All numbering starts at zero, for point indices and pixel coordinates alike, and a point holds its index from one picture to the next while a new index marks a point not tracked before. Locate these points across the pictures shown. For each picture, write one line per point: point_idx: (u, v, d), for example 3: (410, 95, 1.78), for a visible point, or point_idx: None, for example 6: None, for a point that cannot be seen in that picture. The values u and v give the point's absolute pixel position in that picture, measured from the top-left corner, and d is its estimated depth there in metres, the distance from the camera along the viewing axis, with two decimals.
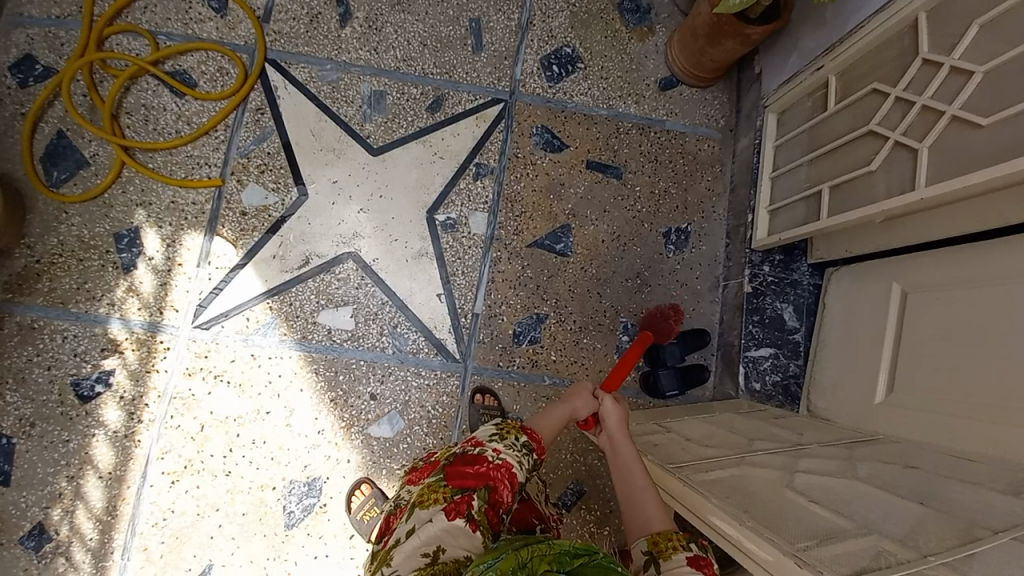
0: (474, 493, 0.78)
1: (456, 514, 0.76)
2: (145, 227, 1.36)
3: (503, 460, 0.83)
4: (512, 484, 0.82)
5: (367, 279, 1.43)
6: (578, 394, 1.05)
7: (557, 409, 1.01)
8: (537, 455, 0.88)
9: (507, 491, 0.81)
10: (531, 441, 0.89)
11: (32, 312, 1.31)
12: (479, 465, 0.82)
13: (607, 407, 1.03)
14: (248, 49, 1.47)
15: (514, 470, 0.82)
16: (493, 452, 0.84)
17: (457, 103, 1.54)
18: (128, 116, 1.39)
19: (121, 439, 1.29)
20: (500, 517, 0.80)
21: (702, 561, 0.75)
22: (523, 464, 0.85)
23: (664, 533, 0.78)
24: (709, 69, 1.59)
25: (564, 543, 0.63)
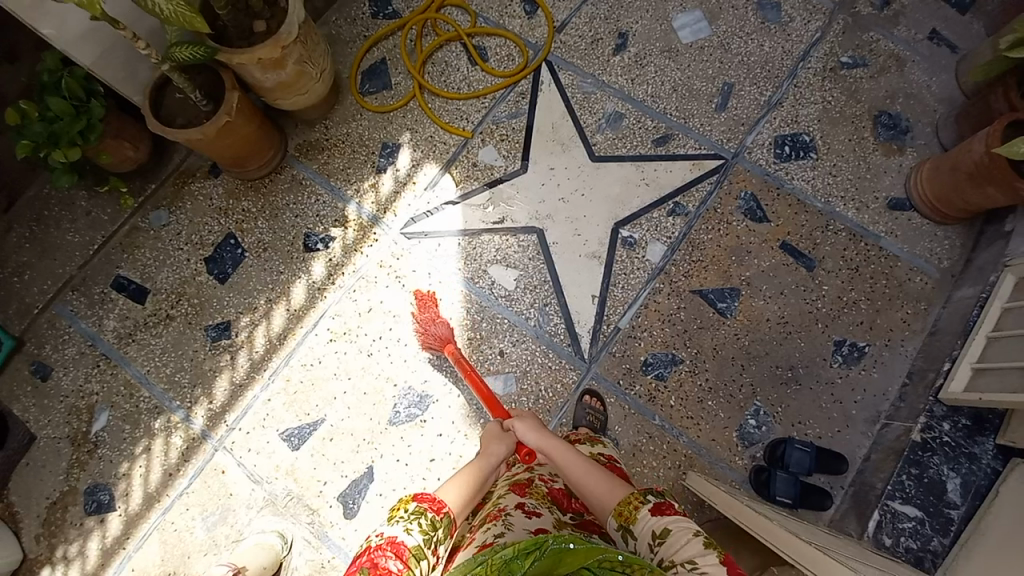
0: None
1: None
2: (404, 146, 1.68)
3: (385, 537, 0.94)
4: (401, 549, 0.92)
5: (540, 256, 1.58)
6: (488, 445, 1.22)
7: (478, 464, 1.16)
8: (431, 512, 0.98)
9: (394, 559, 0.90)
10: (422, 501, 1.00)
11: (305, 172, 1.65)
12: (360, 556, 0.92)
13: (523, 428, 1.22)
14: (536, 47, 1.77)
15: (394, 540, 0.92)
16: (377, 535, 0.94)
17: (682, 146, 1.67)
18: (432, 65, 1.76)
19: (315, 290, 1.55)
20: None
21: (661, 506, 0.96)
22: (413, 528, 0.96)
23: (625, 501, 0.99)
24: (955, 208, 1.51)
25: (506, 554, 0.76)
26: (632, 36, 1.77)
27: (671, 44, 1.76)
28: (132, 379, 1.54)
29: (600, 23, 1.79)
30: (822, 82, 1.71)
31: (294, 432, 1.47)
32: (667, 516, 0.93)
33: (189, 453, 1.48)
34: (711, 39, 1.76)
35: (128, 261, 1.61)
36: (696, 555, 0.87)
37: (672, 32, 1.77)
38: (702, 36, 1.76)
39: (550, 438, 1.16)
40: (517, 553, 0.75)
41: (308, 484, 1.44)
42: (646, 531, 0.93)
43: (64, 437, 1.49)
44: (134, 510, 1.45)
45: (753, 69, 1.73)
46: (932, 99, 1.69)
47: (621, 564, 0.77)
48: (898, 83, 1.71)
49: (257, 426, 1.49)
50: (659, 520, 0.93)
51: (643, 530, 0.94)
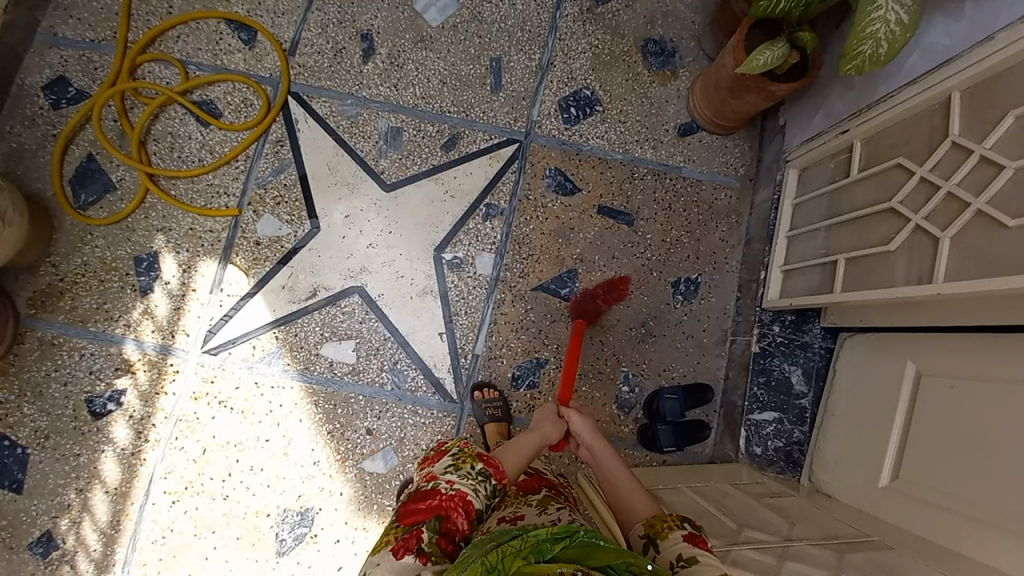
0: (423, 525, 0.84)
1: (407, 552, 0.82)
2: (163, 252, 1.42)
3: (456, 488, 0.91)
4: (467, 510, 0.89)
5: (371, 314, 1.46)
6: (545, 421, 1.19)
7: (532, 435, 1.16)
8: (495, 479, 0.97)
9: (462, 519, 0.87)
10: (489, 465, 0.98)
11: (53, 328, 1.37)
12: (431, 498, 0.89)
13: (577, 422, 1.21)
14: (273, 82, 1.49)
15: (467, 496, 0.90)
16: (447, 484, 0.91)
17: (472, 142, 1.55)
18: (156, 142, 1.44)
19: (127, 458, 1.36)
20: (456, 544, 0.86)
21: (696, 536, 0.89)
22: (480, 490, 0.93)
23: (659, 517, 0.93)
24: (730, 118, 1.53)
25: (537, 534, 0.72)
26: (375, 35, 1.54)
27: (421, 32, 1.56)
28: None
29: (336, 29, 1.53)
30: (583, 27, 1.63)
31: None
32: (699, 546, 0.86)
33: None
34: (461, 14, 1.59)
35: None
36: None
37: (417, 17, 1.57)
38: (450, 13, 1.58)
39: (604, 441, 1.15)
40: (552, 537, 0.72)
41: None
42: (674, 551, 0.86)
43: None
44: None
45: (515, 34, 1.60)
46: (688, 11, 1.67)
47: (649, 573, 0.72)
48: (654, 5, 1.66)
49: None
50: (688, 546, 0.86)
51: (669, 549, 0.87)
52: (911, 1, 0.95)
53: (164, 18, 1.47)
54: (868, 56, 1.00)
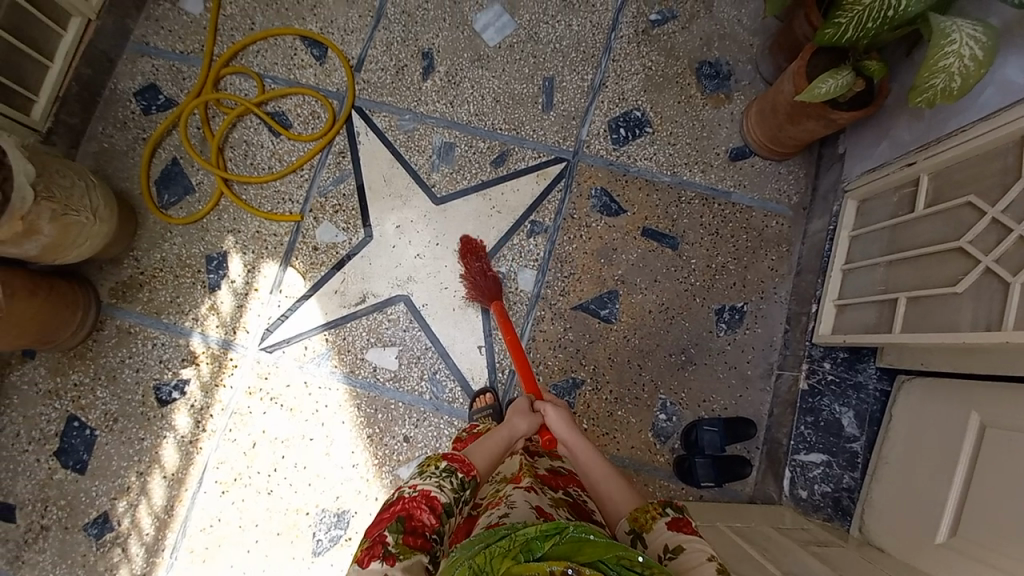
0: (386, 529, 0.86)
1: (375, 558, 0.84)
2: (231, 252, 1.52)
3: (419, 489, 0.92)
4: (434, 506, 0.90)
5: (415, 323, 1.51)
6: (517, 416, 1.16)
7: (500, 431, 1.11)
8: (460, 472, 0.96)
9: (427, 513, 0.89)
10: (452, 461, 0.98)
11: (130, 318, 1.50)
12: (395, 504, 0.91)
13: (552, 414, 1.17)
14: (339, 96, 1.58)
15: (430, 493, 0.91)
16: (410, 488, 0.93)
17: (521, 159, 1.58)
18: (232, 150, 1.55)
19: (186, 445, 1.46)
20: (427, 537, 0.87)
21: (680, 521, 0.89)
22: (445, 485, 0.93)
23: (643, 508, 0.92)
24: (787, 145, 1.49)
25: (525, 533, 0.67)
26: (435, 53, 1.61)
27: (479, 51, 1.62)
28: None
29: (399, 47, 1.60)
30: (638, 49, 1.64)
31: None
32: (683, 534, 0.85)
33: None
34: (518, 34, 1.63)
35: None
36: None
37: (475, 36, 1.62)
38: (507, 32, 1.63)
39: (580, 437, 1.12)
40: (540, 535, 0.67)
41: None
42: (660, 543, 0.86)
43: None
44: None
45: (569, 55, 1.63)
46: (746, 34, 1.65)
47: (642, 565, 0.66)
48: (711, 26, 1.65)
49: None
50: (674, 536, 0.86)
51: (655, 542, 0.87)
52: (988, 37, 0.92)
53: (247, 34, 1.58)
54: (940, 89, 0.96)
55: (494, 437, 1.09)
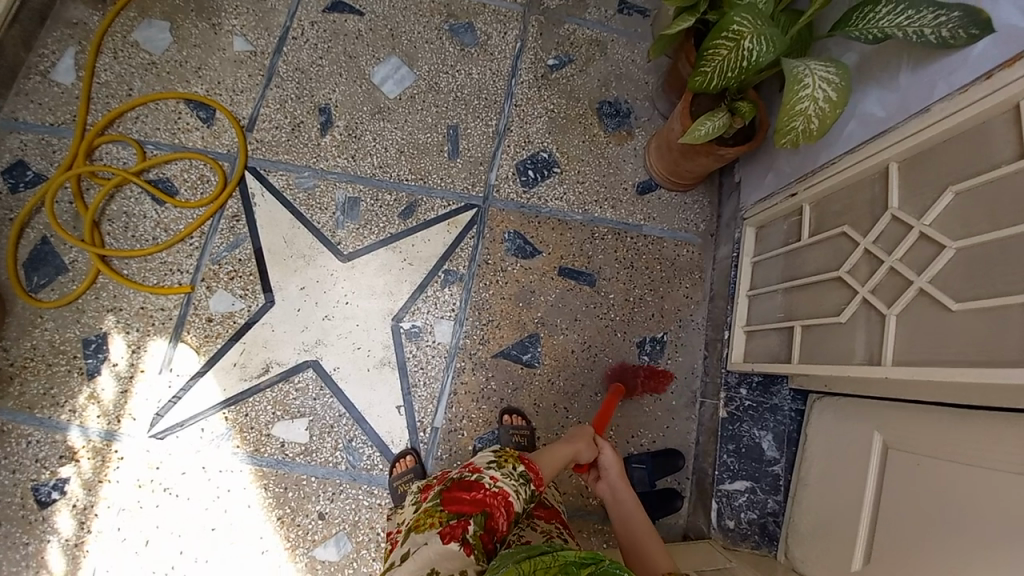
0: (469, 519, 0.90)
1: (453, 539, 0.89)
2: (113, 332, 1.39)
3: (499, 488, 0.95)
4: (508, 510, 0.95)
5: (326, 389, 1.41)
6: (581, 438, 1.17)
7: (565, 448, 1.13)
8: (534, 484, 1.00)
9: (504, 517, 0.93)
10: (528, 470, 1.02)
11: (1, 415, 1.32)
12: (476, 492, 0.94)
13: (609, 457, 1.18)
14: (230, 158, 1.51)
15: (510, 498, 0.94)
16: (491, 481, 0.96)
17: (430, 209, 1.55)
18: (110, 223, 1.44)
19: (72, 547, 1.28)
20: (495, 542, 0.92)
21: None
22: (520, 491, 0.98)
23: None
24: (687, 177, 1.53)
25: (566, 555, 0.75)
26: (333, 109, 1.58)
27: (379, 103, 1.60)
28: None
29: (294, 104, 1.56)
30: (539, 93, 1.67)
31: None
32: None
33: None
34: (418, 85, 1.62)
35: None
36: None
37: (374, 90, 1.60)
38: (407, 84, 1.62)
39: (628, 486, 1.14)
40: (579, 559, 0.74)
41: None
42: None
43: None
44: None
45: (472, 102, 1.63)
46: (641, 73, 1.71)
47: None
48: (607, 67, 1.71)
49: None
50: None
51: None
52: (839, 78, 0.97)
53: (124, 100, 1.50)
54: (801, 130, 1.00)
55: (559, 452, 1.11)
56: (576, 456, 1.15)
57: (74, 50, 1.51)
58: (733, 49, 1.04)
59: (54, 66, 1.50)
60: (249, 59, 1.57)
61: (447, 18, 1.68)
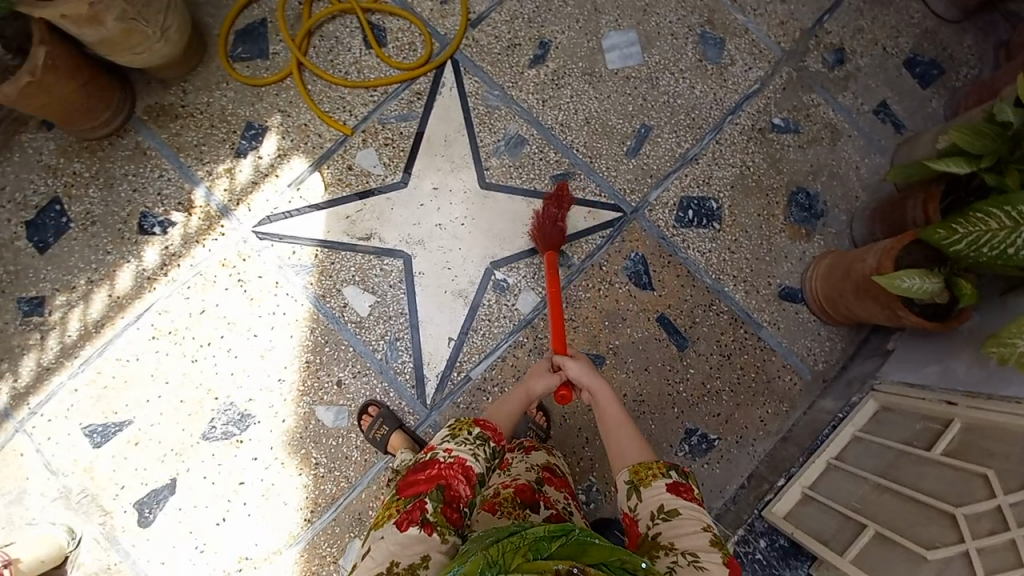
0: (425, 497, 0.89)
1: (413, 523, 0.87)
2: (272, 130, 1.48)
3: (455, 457, 0.96)
4: (468, 478, 0.95)
5: (403, 285, 1.46)
6: (537, 376, 1.17)
7: (515, 394, 1.15)
8: (494, 442, 1.02)
9: (463, 483, 0.93)
10: (484, 431, 1.02)
11: (150, 141, 1.46)
12: (430, 469, 0.95)
13: (571, 368, 1.16)
14: (443, 40, 1.53)
15: (468, 464, 0.95)
16: (445, 453, 0.96)
17: (580, 189, 1.50)
18: (319, 39, 1.51)
19: (143, 277, 1.41)
20: (461, 511, 0.91)
21: (679, 486, 0.94)
22: (479, 455, 0.98)
23: (644, 465, 0.97)
24: (839, 312, 1.40)
25: (534, 532, 0.72)
26: (553, 48, 1.54)
27: (595, 66, 1.54)
28: None
29: (521, 24, 1.55)
30: (745, 144, 1.55)
31: (96, 428, 1.37)
32: (679, 499, 0.91)
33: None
34: (640, 71, 1.55)
35: None
36: (697, 547, 0.86)
37: (599, 52, 1.55)
38: (630, 64, 1.55)
39: (604, 384, 1.13)
40: (549, 534, 0.72)
41: (104, 486, 1.35)
42: (652, 505, 0.92)
43: None
44: None
45: (678, 114, 1.54)
46: (857, 185, 1.54)
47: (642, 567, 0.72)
48: (827, 159, 1.55)
49: (29, 414, 1.38)
50: (673, 498, 0.92)
51: (651, 498, 0.93)
52: None
53: None
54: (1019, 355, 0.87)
55: (509, 400, 1.14)
56: (531, 394, 1.16)
57: None
58: (1008, 230, 0.94)
59: None
60: None
61: (704, 24, 1.59)
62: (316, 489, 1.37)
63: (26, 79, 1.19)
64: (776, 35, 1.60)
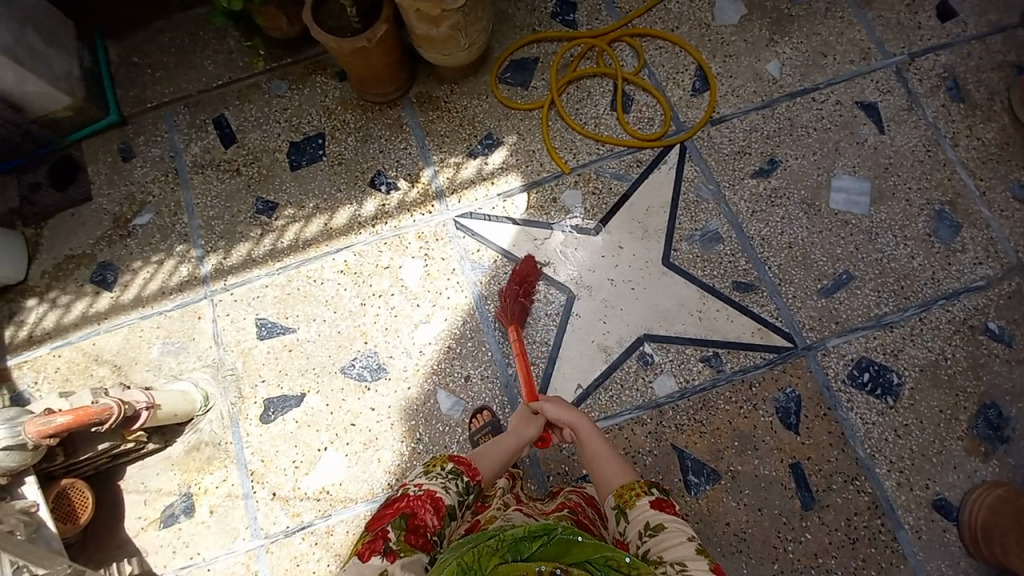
0: (388, 527, 0.91)
1: (376, 553, 0.88)
2: (504, 146, 1.67)
3: (424, 489, 0.97)
4: (437, 506, 0.96)
5: (557, 319, 1.53)
6: (518, 422, 1.21)
7: (500, 438, 1.16)
8: (467, 476, 1.02)
9: (430, 513, 0.94)
10: (458, 465, 1.03)
11: (409, 119, 1.72)
12: (398, 501, 0.96)
13: (550, 409, 1.20)
14: (681, 126, 1.63)
15: (435, 493, 0.96)
16: (415, 487, 0.98)
17: (757, 304, 1.49)
18: (575, 89, 1.69)
19: (355, 221, 1.66)
20: (427, 538, 0.92)
21: (662, 502, 0.99)
22: (450, 488, 0.99)
23: (627, 486, 1.02)
24: (995, 549, 1.24)
25: (513, 535, 0.72)
26: (782, 167, 1.59)
27: (816, 200, 1.56)
28: (181, 202, 1.72)
29: (758, 138, 1.62)
30: (950, 333, 1.45)
31: (266, 323, 1.61)
32: (662, 513, 0.96)
33: (167, 290, 1.65)
34: (862, 222, 1.53)
35: (235, 109, 1.78)
36: (686, 555, 0.90)
37: (825, 188, 1.56)
38: (853, 211, 1.54)
39: (582, 418, 1.17)
40: (528, 535, 0.71)
41: (250, 373, 1.56)
42: (640, 521, 0.96)
43: (110, 214, 1.72)
44: (122, 301, 1.66)
45: (885, 276, 1.49)
46: None
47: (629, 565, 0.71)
48: None
49: (222, 288, 1.64)
50: (657, 514, 0.96)
51: (637, 518, 0.97)
52: None
53: (665, 30, 1.71)
54: None
55: (495, 445, 1.14)
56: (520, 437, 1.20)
57: None
58: None
59: None
60: (768, 82, 1.66)
61: (944, 203, 1.54)
62: (408, 463, 1.47)
63: (363, 44, 1.47)
64: (1018, 242, 1.50)
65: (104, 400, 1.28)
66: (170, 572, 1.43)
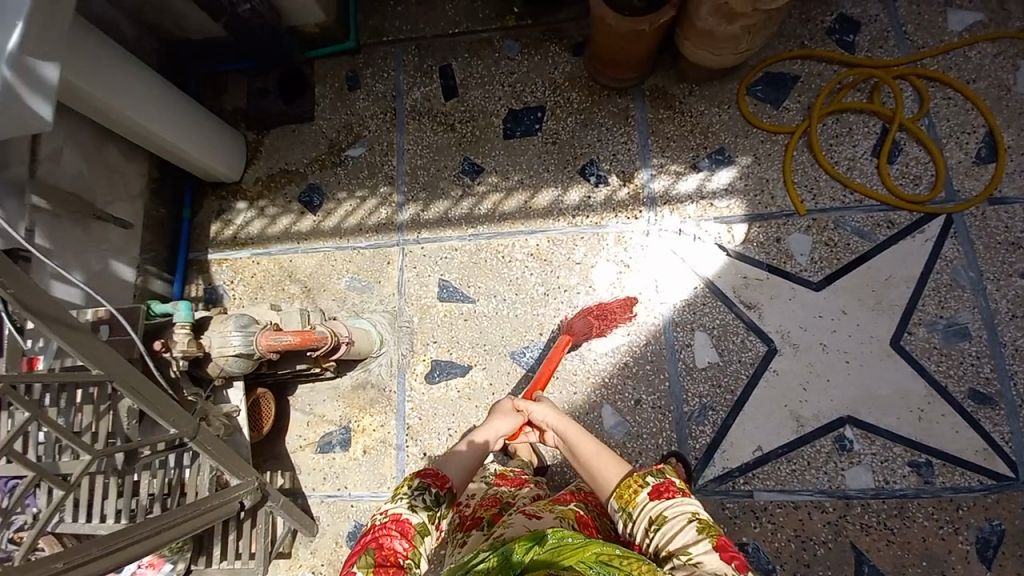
0: (355, 565, 0.79)
1: None
2: (736, 166, 1.55)
3: (391, 514, 0.84)
4: (405, 530, 0.82)
5: (751, 369, 1.42)
6: (496, 414, 1.08)
7: (479, 432, 1.02)
8: (434, 487, 0.87)
9: (397, 539, 0.81)
10: (423, 477, 0.89)
11: (638, 112, 1.63)
12: (365, 533, 0.84)
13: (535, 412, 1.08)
14: (953, 194, 1.44)
15: (398, 516, 0.83)
16: (382, 512, 0.86)
17: (989, 421, 1.31)
18: (835, 121, 1.53)
19: (557, 207, 1.62)
20: (400, 565, 0.79)
21: (663, 487, 0.84)
22: (417, 505, 0.85)
23: (624, 484, 0.88)
24: None
25: (507, 554, 0.70)
26: None
27: None
28: (391, 145, 1.75)
29: None
30: None
31: (447, 286, 1.62)
32: (665, 502, 0.82)
33: (364, 228, 1.71)
34: None
35: (461, 62, 1.77)
36: (694, 544, 0.75)
37: None
38: None
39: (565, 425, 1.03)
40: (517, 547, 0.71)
41: (424, 331, 1.59)
42: (644, 518, 0.82)
43: (325, 139, 1.79)
44: (321, 226, 1.74)
45: None
46: None
47: (621, 559, 0.67)
48: None
49: (414, 241, 1.67)
50: (656, 505, 0.82)
51: (641, 516, 0.83)
52: None
53: (964, 78, 1.50)
54: None
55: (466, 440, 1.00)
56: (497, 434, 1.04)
57: (986, 15, 1.53)
58: None
59: (960, 9, 1.55)
60: None
61: None
62: (559, 467, 1.47)
63: (644, 26, 1.35)
64: None
65: (322, 328, 1.31)
66: (317, 494, 1.53)
